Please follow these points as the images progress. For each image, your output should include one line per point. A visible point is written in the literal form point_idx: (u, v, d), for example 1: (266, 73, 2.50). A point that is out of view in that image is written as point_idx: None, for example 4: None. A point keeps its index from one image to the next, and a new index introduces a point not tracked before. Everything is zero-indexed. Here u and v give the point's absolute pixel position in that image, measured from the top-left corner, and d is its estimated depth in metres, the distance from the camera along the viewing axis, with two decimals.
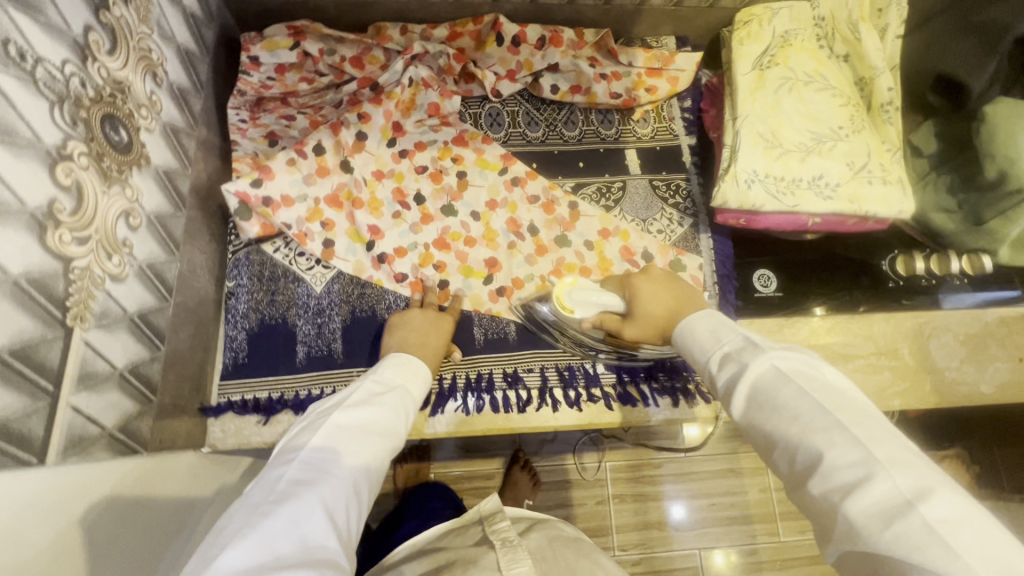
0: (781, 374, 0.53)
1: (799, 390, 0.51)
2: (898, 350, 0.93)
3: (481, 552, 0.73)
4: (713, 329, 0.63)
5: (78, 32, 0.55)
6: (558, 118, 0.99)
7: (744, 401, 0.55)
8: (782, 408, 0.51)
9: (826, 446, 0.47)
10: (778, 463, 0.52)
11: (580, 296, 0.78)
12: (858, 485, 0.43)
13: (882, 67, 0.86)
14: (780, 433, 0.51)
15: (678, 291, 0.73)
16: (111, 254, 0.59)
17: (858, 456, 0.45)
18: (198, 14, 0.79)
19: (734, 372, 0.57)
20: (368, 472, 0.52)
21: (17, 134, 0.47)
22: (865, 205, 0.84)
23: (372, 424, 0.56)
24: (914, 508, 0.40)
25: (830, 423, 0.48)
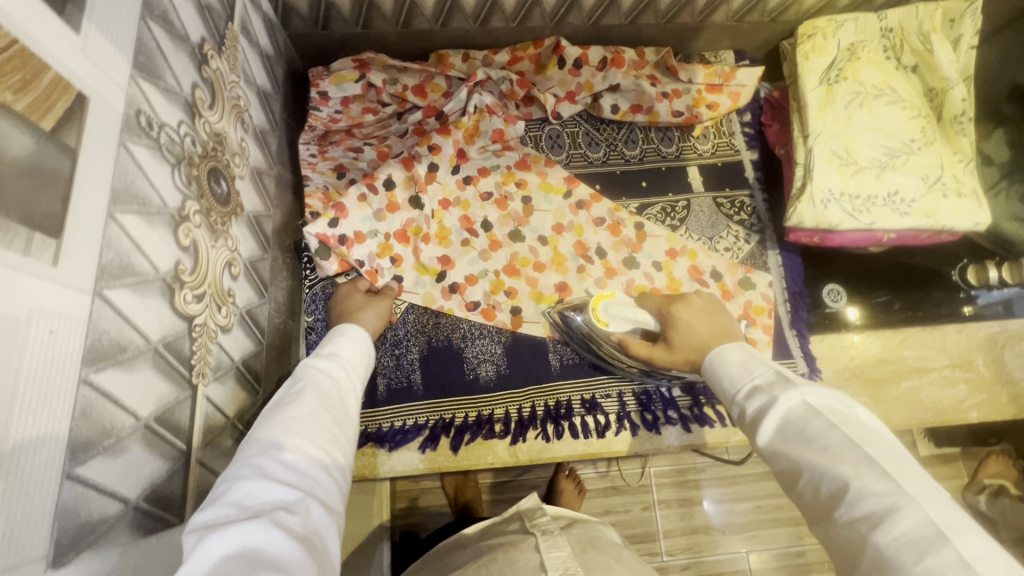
0: (811, 408, 0.53)
1: (829, 423, 0.50)
2: (972, 361, 0.92)
3: (522, 538, 0.77)
4: (745, 362, 0.62)
5: (188, 91, 0.55)
6: (618, 137, 0.98)
7: (770, 431, 0.54)
8: (810, 440, 0.51)
9: (853, 476, 0.47)
10: (799, 491, 0.51)
11: (617, 309, 0.77)
12: (890, 517, 0.43)
13: (956, 78, 0.85)
14: (802, 461, 0.50)
15: (718, 322, 0.73)
16: (220, 306, 0.60)
17: (887, 487, 0.45)
18: (270, 53, 0.80)
19: (764, 402, 0.56)
20: (299, 424, 0.52)
21: (150, 202, 0.48)
22: (941, 219, 0.83)
23: (288, 394, 0.57)
24: (949, 541, 0.41)
25: (858, 455, 0.47)
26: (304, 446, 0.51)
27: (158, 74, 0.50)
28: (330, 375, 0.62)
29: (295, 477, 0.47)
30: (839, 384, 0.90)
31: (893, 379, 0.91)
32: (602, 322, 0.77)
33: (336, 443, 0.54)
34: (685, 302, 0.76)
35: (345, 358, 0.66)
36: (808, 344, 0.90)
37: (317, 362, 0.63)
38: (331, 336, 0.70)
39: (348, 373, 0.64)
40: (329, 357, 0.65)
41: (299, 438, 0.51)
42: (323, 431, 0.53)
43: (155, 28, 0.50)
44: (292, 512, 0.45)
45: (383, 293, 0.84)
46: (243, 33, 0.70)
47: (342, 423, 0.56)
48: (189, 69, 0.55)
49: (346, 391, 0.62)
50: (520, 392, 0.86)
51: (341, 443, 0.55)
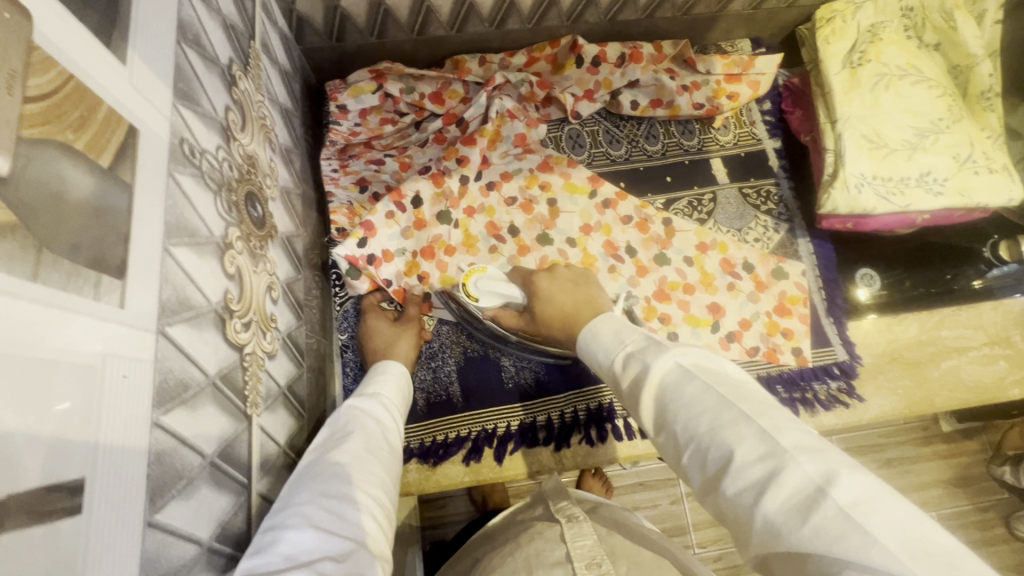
0: (685, 371, 0.52)
1: (702, 387, 0.49)
2: (1010, 338, 0.91)
3: (545, 528, 0.72)
4: (616, 333, 0.62)
5: (222, 114, 0.54)
6: (639, 133, 0.97)
7: (654, 404, 0.52)
8: (691, 407, 0.49)
9: (734, 442, 0.44)
10: (687, 469, 0.49)
11: (487, 283, 0.81)
12: (771, 478, 0.41)
13: (982, 54, 0.84)
14: (684, 433, 0.48)
15: (582, 291, 0.76)
16: (265, 332, 0.59)
17: (764, 449, 0.43)
18: (288, 69, 0.79)
19: (639, 371, 0.55)
20: (342, 469, 0.51)
21: (198, 232, 0.46)
22: (974, 197, 0.82)
23: (334, 439, 0.56)
24: (825, 493, 0.39)
25: (737, 416, 0.46)
26: (351, 493, 0.50)
27: (196, 99, 0.49)
28: (373, 417, 0.61)
29: (341, 525, 0.46)
30: (880, 369, 0.89)
31: (933, 360, 0.90)
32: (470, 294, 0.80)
33: (382, 489, 0.53)
34: (548, 274, 0.80)
35: (385, 398, 0.66)
36: (846, 331, 0.89)
37: (360, 404, 0.63)
38: (371, 377, 0.70)
39: (390, 415, 0.64)
40: (372, 399, 0.64)
41: (344, 485, 0.50)
42: (368, 477, 0.52)
43: (189, 53, 0.49)
44: (338, 561, 0.43)
45: (411, 307, 0.84)
46: (263, 51, 0.68)
47: (384, 467, 0.55)
48: (221, 91, 0.54)
49: (389, 434, 0.61)
50: (561, 397, 0.84)
51: (387, 489, 0.54)
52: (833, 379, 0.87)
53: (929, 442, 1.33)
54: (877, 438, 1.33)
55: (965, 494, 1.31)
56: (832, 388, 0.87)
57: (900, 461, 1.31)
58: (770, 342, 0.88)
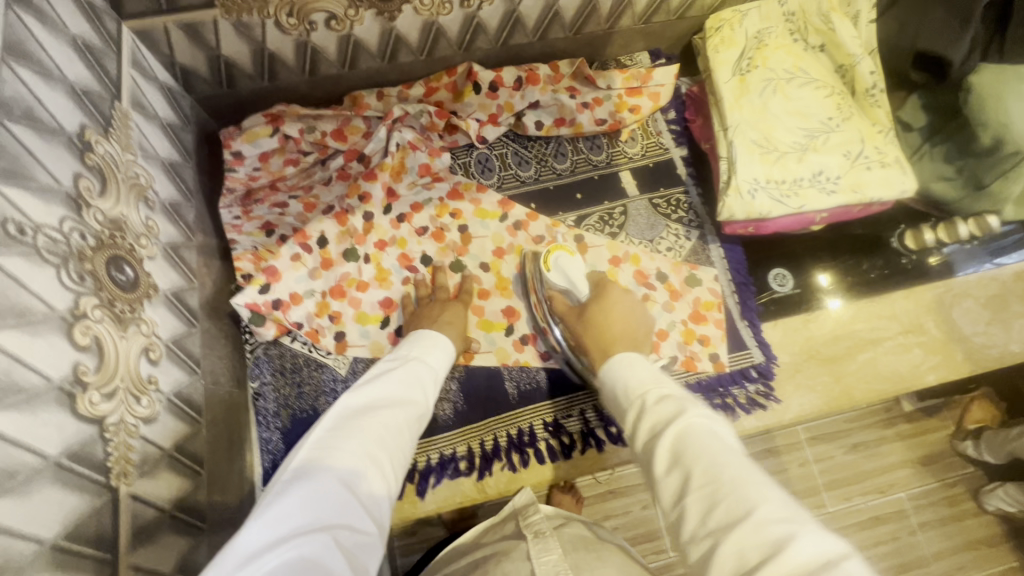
0: (712, 429, 0.51)
1: (729, 448, 0.48)
2: (923, 325, 0.93)
3: (512, 548, 0.67)
4: (652, 376, 0.60)
5: (68, 184, 0.53)
6: (547, 153, 0.98)
7: (670, 445, 0.50)
8: (713, 457, 0.47)
9: (755, 497, 0.44)
10: (685, 514, 0.47)
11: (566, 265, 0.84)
12: (787, 542, 0.40)
13: (860, 53, 0.86)
14: (699, 481, 0.47)
15: (637, 319, 0.78)
16: (140, 396, 0.58)
17: (785, 512, 0.43)
18: (175, 121, 0.79)
19: (671, 414, 0.53)
20: (371, 434, 0.54)
21: (31, 311, 0.45)
22: (867, 192, 0.84)
23: (383, 400, 0.59)
24: (838, 564, 0.39)
25: (759, 480, 0.46)
26: (381, 463, 0.53)
27: (27, 174, 0.48)
28: (418, 391, 0.64)
29: (364, 495, 0.50)
30: (798, 368, 0.90)
31: (849, 354, 0.91)
32: (546, 260, 0.83)
33: (401, 465, 0.57)
34: (622, 290, 0.82)
35: (424, 363, 0.69)
36: (760, 332, 0.90)
37: (412, 374, 0.66)
38: (423, 342, 0.72)
39: (430, 392, 0.67)
40: (421, 370, 0.67)
41: (378, 453, 0.54)
42: (395, 455, 0.56)
43: (18, 130, 0.48)
44: (352, 533, 0.47)
45: (464, 297, 0.86)
46: (135, 109, 0.68)
47: (406, 438, 0.59)
48: (67, 161, 0.54)
49: (425, 412, 0.64)
50: (481, 425, 0.84)
51: (404, 465, 0.58)
52: (751, 381, 0.88)
53: (893, 423, 1.33)
54: (844, 423, 1.32)
55: (932, 472, 1.31)
56: (750, 390, 0.88)
57: (866, 445, 1.31)
58: (687, 350, 0.88)
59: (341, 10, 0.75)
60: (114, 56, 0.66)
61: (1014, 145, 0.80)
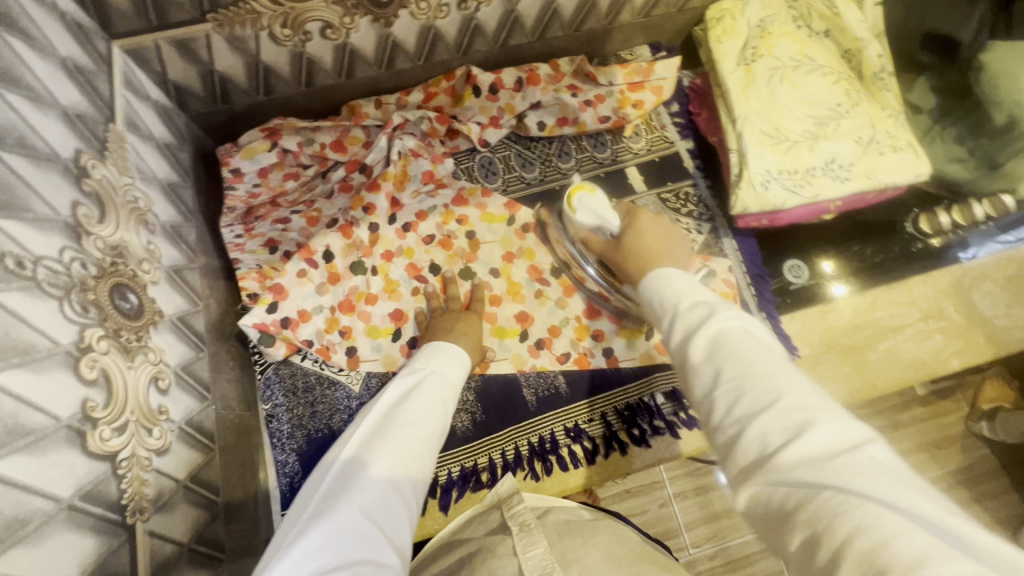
0: (746, 331, 0.48)
1: (763, 347, 0.47)
2: (943, 309, 0.91)
3: (498, 543, 0.61)
4: (688, 284, 0.57)
5: (66, 212, 0.51)
6: (551, 153, 0.96)
7: (703, 345, 0.48)
8: (743, 355, 0.46)
9: (782, 389, 0.42)
10: (711, 408, 0.46)
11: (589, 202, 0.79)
12: (812, 424, 0.39)
13: (867, 37, 0.85)
14: (729, 375, 0.45)
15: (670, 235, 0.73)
16: (151, 428, 0.56)
17: (812, 402, 0.41)
18: (170, 140, 0.77)
19: (700, 318, 0.51)
20: (392, 462, 0.52)
21: (35, 348, 0.44)
22: (881, 178, 0.82)
23: (403, 420, 0.56)
24: (863, 449, 0.38)
25: (788, 370, 0.44)
26: (404, 490, 0.51)
27: (23, 205, 0.46)
28: (438, 405, 0.61)
29: (387, 528, 0.47)
30: (819, 359, 0.88)
31: (870, 343, 0.89)
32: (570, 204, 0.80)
33: (424, 486, 0.54)
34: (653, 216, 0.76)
35: (445, 376, 0.66)
36: (779, 324, 0.88)
37: (430, 389, 0.62)
38: (438, 352, 0.69)
39: (450, 405, 0.63)
40: (440, 383, 0.64)
41: (400, 481, 0.51)
42: (417, 477, 0.53)
43: (11, 159, 0.46)
44: (379, 567, 0.44)
45: (477, 307, 0.84)
46: (130, 130, 0.66)
47: (428, 461, 0.56)
48: (64, 189, 0.52)
49: (446, 427, 0.61)
50: (501, 434, 0.82)
51: (427, 485, 0.55)
52: None
53: (909, 407, 1.31)
54: (860, 410, 1.30)
55: (951, 454, 1.29)
56: None
57: (882, 430, 1.29)
58: None
59: (336, 18, 0.73)
60: (105, 76, 0.64)
61: None
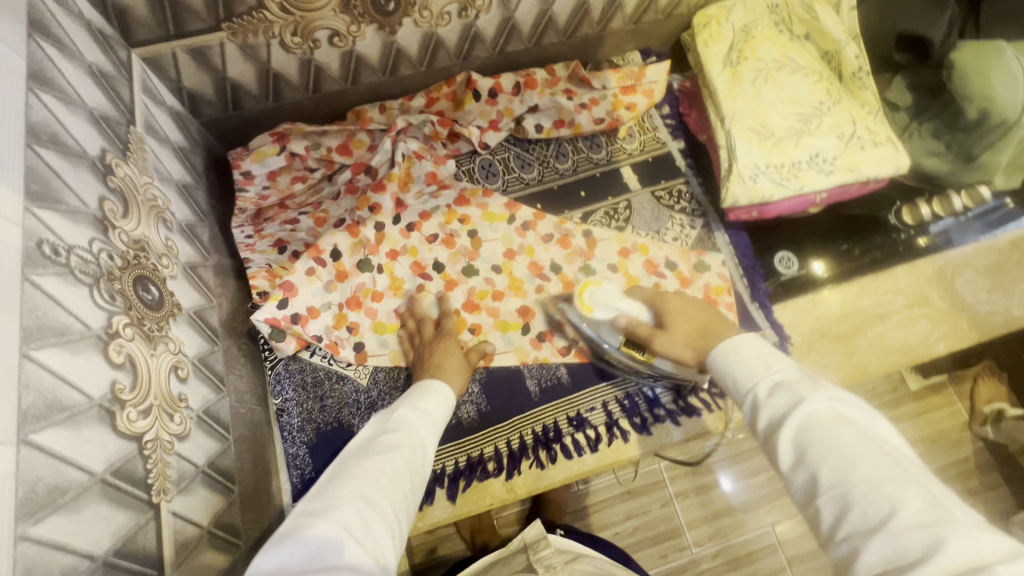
0: (842, 415, 0.50)
1: (866, 438, 0.48)
2: (928, 297, 0.95)
3: None
4: (764, 355, 0.59)
5: (94, 206, 0.54)
6: (549, 154, 1.00)
7: (793, 439, 0.51)
8: (839, 452, 0.47)
9: (898, 497, 0.42)
10: (818, 513, 0.47)
11: (602, 297, 0.80)
12: (936, 546, 0.39)
13: (845, 39, 0.90)
14: (829, 480, 0.46)
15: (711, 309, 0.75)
16: (173, 414, 0.58)
17: (926, 515, 0.41)
18: (184, 145, 0.80)
19: (789, 403, 0.53)
20: (369, 478, 0.53)
21: (70, 329, 0.46)
22: (864, 170, 0.87)
23: (380, 446, 0.58)
24: (993, 568, 0.36)
25: (901, 476, 0.44)
26: (382, 507, 0.51)
27: (57, 198, 0.49)
28: (417, 434, 0.62)
29: (364, 539, 0.48)
30: (811, 346, 0.91)
31: (859, 330, 0.93)
32: (585, 304, 0.80)
33: (404, 507, 0.54)
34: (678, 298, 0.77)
35: (429, 406, 0.67)
36: (772, 313, 0.92)
37: (410, 418, 0.64)
38: (420, 391, 0.70)
39: (432, 435, 0.64)
40: (421, 415, 0.65)
41: (376, 495, 0.52)
42: (398, 497, 0.54)
43: (46, 154, 0.49)
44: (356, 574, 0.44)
45: (445, 328, 0.84)
46: (148, 134, 0.69)
47: (408, 480, 0.56)
48: (92, 184, 0.54)
49: (428, 454, 0.62)
50: (506, 425, 0.84)
51: (408, 510, 0.55)
52: None
53: (902, 401, 1.34)
54: None
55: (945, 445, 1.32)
56: None
57: None
58: None
59: (343, 27, 0.77)
60: (127, 83, 0.67)
61: (1001, 116, 0.82)
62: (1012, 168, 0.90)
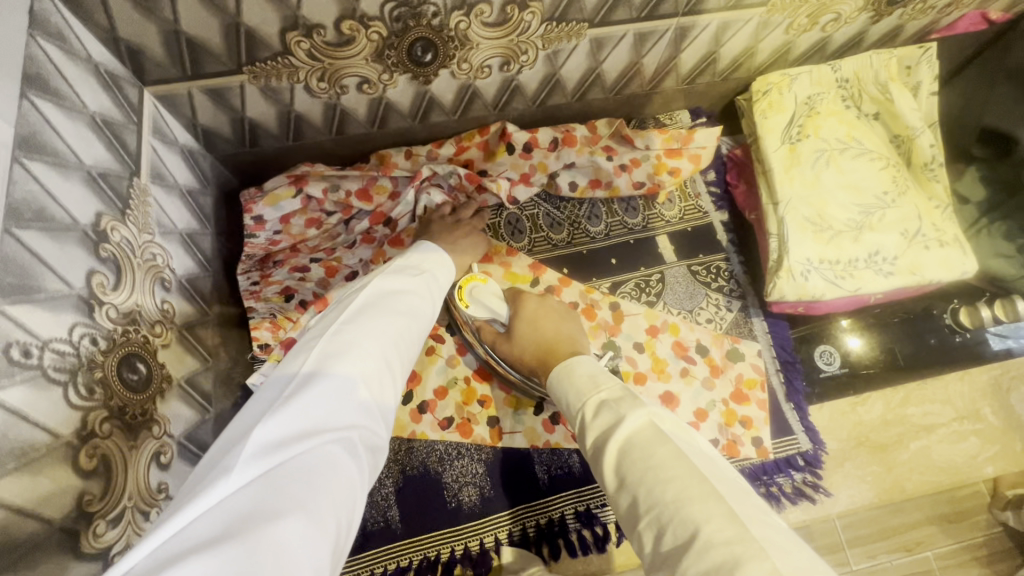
0: (658, 433, 0.50)
1: (676, 453, 0.47)
2: (979, 411, 0.88)
3: None
4: (593, 376, 0.62)
5: (79, 284, 0.48)
6: (580, 214, 0.93)
7: (615, 460, 0.51)
8: (657, 473, 0.46)
9: (702, 516, 0.42)
10: (641, 539, 0.46)
11: (482, 293, 0.79)
12: (733, 567, 0.38)
13: (920, 126, 0.82)
14: (647, 503, 0.46)
15: (565, 324, 0.77)
16: (148, 511, 0.53)
17: (732, 532, 0.41)
18: (193, 185, 0.74)
19: (611, 424, 0.54)
20: (388, 338, 0.53)
21: (33, 447, 0.41)
22: (926, 274, 0.79)
23: (397, 307, 0.57)
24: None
25: (707, 493, 0.43)
26: (394, 367, 0.52)
27: (36, 285, 0.43)
28: (429, 301, 0.63)
29: (379, 399, 0.49)
30: (847, 455, 0.85)
31: (901, 442, 0.86)
32: (462, 300, 0.78)
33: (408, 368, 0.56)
34: (539, 299, 0.80)
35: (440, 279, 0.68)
36: (808, 417, 0.85)
37: (420, 283, 0.63)
38: (432, 256, 0.69)
39: (436, 305, 0.65)
40: (429, 284, 0.65)
41: (392, 358, 0.52)
42: (406, 360, 0.55)
43: (28, 235, 0.44)
44: (371, 434, 0.46)
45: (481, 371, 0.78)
46: (153, 182, 0.64)
47: (414, 349, 0.57)
48: (80, 258, 0.49)
49: (431, 326, 0.63)
50: (509, 513, 0.79)
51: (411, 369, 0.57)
52: (797, 470, 0.83)
53: None
54: None
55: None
56: (796, 480, 0.82)
57: None
58: (729, 433, 0.82)
59: (374, 75, 0.71)
60: (134, 127, 0.61)
61: None
62: None
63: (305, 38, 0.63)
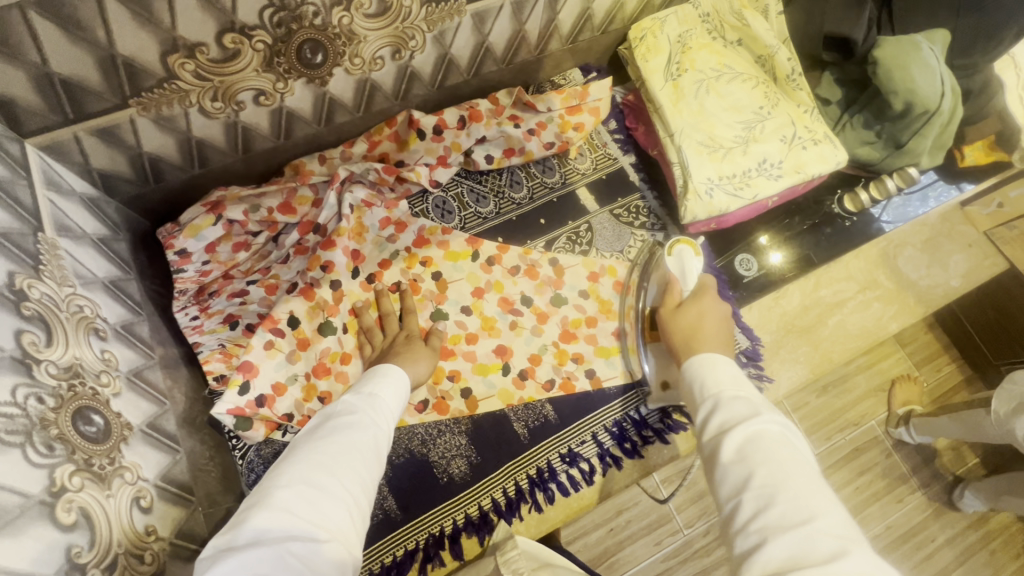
0: (785, 438, 0.51)
1: (801, 460, 0.49)
2: (877, 279, 1.02)
3: None
4: (735, 377, 0.61)
5: (11, 345, 0.47)
6: (502, 184, 0.97)
7: (738, 442, 0.52)
8: (780, 462, 0.48)
9: (818, 512, 0.44)
10: (737, 506, 0.48)
11: (687, 258, 0.87)
12: (843, 554, 0.41)
13: (775, 43, 0.92)
14: (762, 480, 0.47)
15: (724, 333, 0.74)
16: (140, 553, 0.52)
17: (846, 534, 0.43)
18: (104, 232, 0.71)
19: (746, 414, 0.54)
20: (313, 458, 0.52)
21: (5, 510, 0.40)
22: (809, 170, 0.89)
23: (323, 432, 0.56)
24: None
25: (826, 502, 0.46)
26: (324, 482, 0.50)
27: None
28: (365, 414, 0.60)
29: (310, 516, 0.47)
30: (780, 344, 0.96)
31: (821, 321, 0.98)
32: (669, 247, 0.89)
33: (361, 487, 0.53)
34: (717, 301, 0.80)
35: (382, 393, 0.64)
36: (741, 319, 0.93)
37: (359, 403, 0.61)
38: (368, 380, 0.66)
39: (380, 420, 0.61)
40: (364, 399, 0.62)
41: (319, 477, 0.50)
42: (346, 473, 0.52)
43: None
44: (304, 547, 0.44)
45: (433, 342, 0.82)
46: (61, 234, 0.61)
47: (361, 464, 0.54)
48: (4, 320, 0.47)
49: (379, 433, 0.59)
50: (499, 473, 0.83)
51: (366, 490, 0.53)
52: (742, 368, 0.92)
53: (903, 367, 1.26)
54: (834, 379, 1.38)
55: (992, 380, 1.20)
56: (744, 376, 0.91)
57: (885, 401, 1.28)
58: None
59: (269, 85, 0.71)
60: (25, 182, 0.59)
61: (922, 108, 0.87)
62: (933, 150, 0.96)
63: (189, 59, 0.62)
